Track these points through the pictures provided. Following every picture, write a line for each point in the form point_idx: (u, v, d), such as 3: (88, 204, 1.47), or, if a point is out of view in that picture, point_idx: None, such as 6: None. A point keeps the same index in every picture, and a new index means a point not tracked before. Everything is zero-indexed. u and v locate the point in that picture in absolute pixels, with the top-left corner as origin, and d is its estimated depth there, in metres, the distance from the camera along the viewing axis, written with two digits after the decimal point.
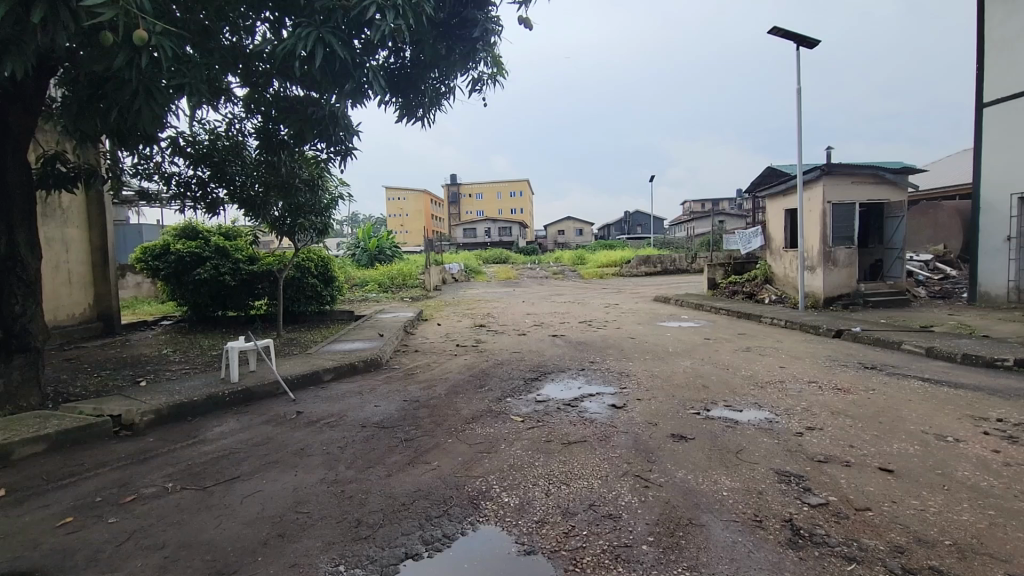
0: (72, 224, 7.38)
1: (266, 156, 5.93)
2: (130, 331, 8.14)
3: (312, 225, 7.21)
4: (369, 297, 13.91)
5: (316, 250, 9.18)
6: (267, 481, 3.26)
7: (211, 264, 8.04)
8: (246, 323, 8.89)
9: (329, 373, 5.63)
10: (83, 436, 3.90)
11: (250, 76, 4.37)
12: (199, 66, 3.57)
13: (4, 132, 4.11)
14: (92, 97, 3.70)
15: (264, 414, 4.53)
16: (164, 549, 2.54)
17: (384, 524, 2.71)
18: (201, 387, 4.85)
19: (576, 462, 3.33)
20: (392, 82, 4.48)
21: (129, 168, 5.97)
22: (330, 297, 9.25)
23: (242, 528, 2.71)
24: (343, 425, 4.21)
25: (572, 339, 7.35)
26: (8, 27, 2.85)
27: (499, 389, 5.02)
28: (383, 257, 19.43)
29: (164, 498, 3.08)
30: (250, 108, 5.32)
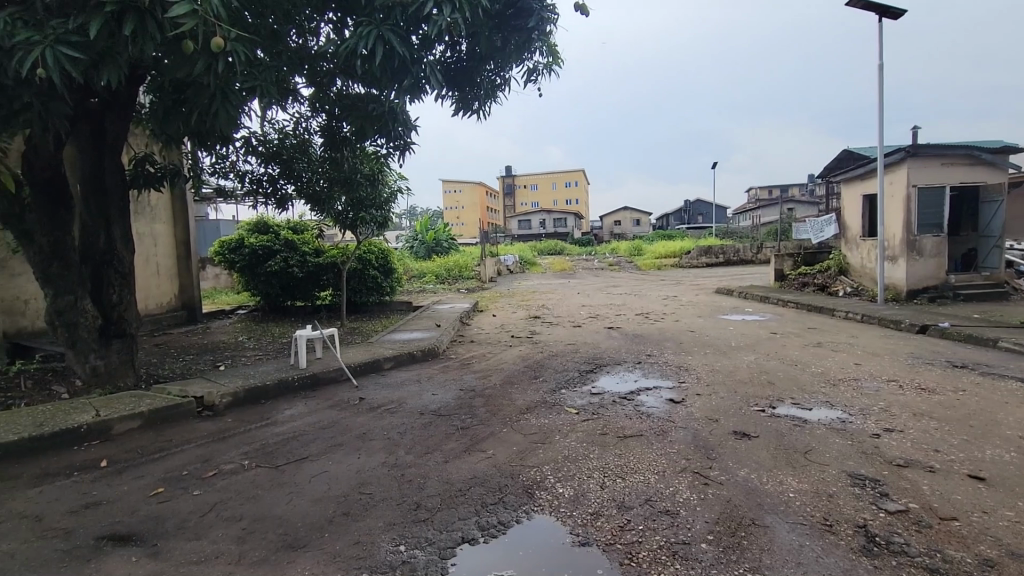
0: (160, 220, 8.03)
1: (330, 153, 6.19)
2: (211, 319, 8.78)
3: (374, 220, 7.42)
4: (426, 288, 14.26)
5: (376, 243, 9.48)
6: (333, 463, 3.44)
7: (281, 257, 8.55)
8: (313, 313, 9.35)
9: (389, 362, 5.84)
10: (171, 414, 4.26)
11: (315, 76, 4.55)
12: (268, 68, 3.75)
13: (100, 137, 4.49)
14: (175, 102, 3.99)
15: (329, 399, 4.77)
16: (241, 522, 2.74)
17: (442, 508, 2.79)
18: (273, 372, 5.17)
19: (633, 456, 3.28)
20: (449, 76, 4.55)
21: (208, 167, 6.43)
22: (389, 288, 9.56)
23: (311, 505, 2.89)
24: (402, 411, 4.37)
25: (629, 331, 7.24)
26: (105, 39, 3.11)
27: (554, 380, 5.03)
28: (440, 249, 19.81)
29: (241, 474, 3.32)
30: (315, 107, 5.58)
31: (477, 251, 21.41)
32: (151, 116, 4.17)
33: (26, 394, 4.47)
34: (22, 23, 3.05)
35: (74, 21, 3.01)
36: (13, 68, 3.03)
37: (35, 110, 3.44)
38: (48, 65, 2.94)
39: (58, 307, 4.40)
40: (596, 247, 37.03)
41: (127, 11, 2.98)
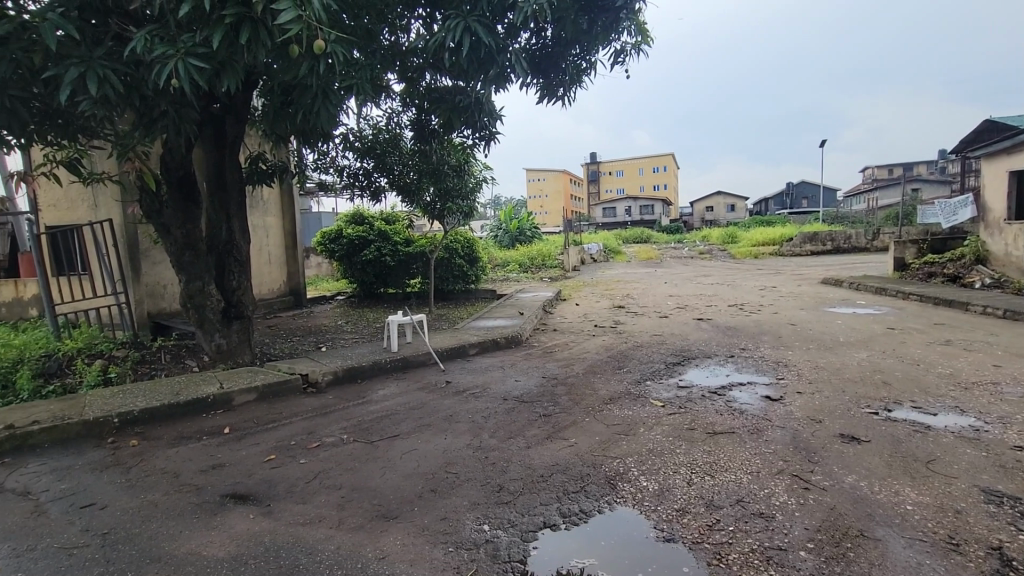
0: (271, 214, 8.80)
1: (419, 146, 6.48)
2: (314, 304, 9.54)
3: (460, 210, 7.61)
4: (510, 277, 14.45)
5: (462, 232, 9.75)
6: (422, 442, 3.62)
7: (375, 246, 9.09)
8: (403, 300, 9.84)
9: (474, 348, 6.01)
10: (280, 389, 4.69)
11: (406, 72, 4.74)
12: (364, 67, 3.96)
13: (222, 139, 5.00)
14: (283, 104, 4.33)
15: (418, 382, 5.01)
16: (341, 490, 2.97)
17: (524, 492, 2.85)
18: (368, 354, 5.53)
19: (723, 454, 3.14)
20: (534, 64, 4.54)
21: (311, 163, 6.95)
22: (475, 276, 9.82)
23: (402, 480, 3.07)
24: (486, 396, 4.49)
25: (721, 323, 6.88)
26: (225, 50, 3.43)
27: (639, 371, 4.92)
28: (523, 238, 19.96)
29: (340, 447, 3.59)
30: (407, 103, 5.81)
31: (559, 240, 21.31)
32: (262, 118, 4.55)
33: (165, 366, 5.14)
34: (158, 39, 3.45)
35: (200, 35, 3.35)
36: (153, 81, 3.44)
37: (170, 118, 3.90)
38: (180, 76, 3.32)
39: (189, 292, 4.99)
40: (685, 235, 35.35)
41: (242, 21, 3.26)
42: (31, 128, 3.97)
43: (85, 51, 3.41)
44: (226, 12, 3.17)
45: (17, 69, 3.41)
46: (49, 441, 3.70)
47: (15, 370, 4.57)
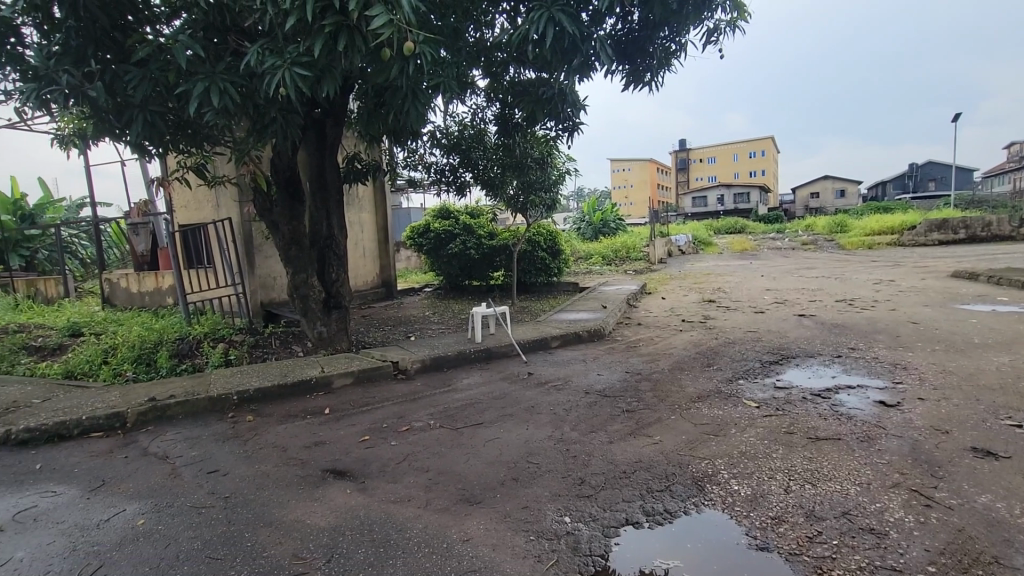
0: (365, 210, 9.33)
1: (503, 140, 6.67)
2: (404, 296, 10.03)
3: (543, 202, 7.64)
4: (593, 270, 14.26)
5: (545, 225, 9.77)
6: (504, 431, 3.69)
7: (460, 240, 9.36)
8: (486, 292, 10.05)
9: (556, 341, 6.02)
10: (374, 375, 5.00)
11: (491, 67, 4.81)
12: (450, 64, 4.07)
13: (322, 141, 5.38)
14: (376, 105, 4.55)
15: (501, 372, 5.12)
16: (428, 473, 3.11)
17: (606, 488, 2.81)
18: (453, 344, 5.73)
19: (827, 462, 2.90)
20: (620, 50, 4.42)
21: (402, 161, 7.27)
22: (557, 269, 9.82)
23: (486, 467, 3.15)
24: (568, 389, 4.48)
25: (826, 320, 6.33)
26: (325, 57, 3.66)
27: (731, 369, 4.66)
28: (607, 230, 19.57)
29: (428, 432, 3.76)
30: (491, 97, 5.98)
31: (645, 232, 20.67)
32: (357, 119, 4.83)
33: (275, 350, 5.67)
34: (268, 52, 3.77)
35: (303, 45, 3.61)
36: (264, 90, 3.77)
37: (277, 124, 4.25)
38: (287, 84, 3.61)
39: (295, 283, 5.45)
40: (784, 224, 32.76)
41: (340, 29, 3.47)
42: (167, 138, 4.52)
43: (208, 66, 3.81)
44: (326, 21, 3.39)
45: (156, 86, 3.89)
46: (182, 413, 4.23)
47: (156, 350, 5.27)
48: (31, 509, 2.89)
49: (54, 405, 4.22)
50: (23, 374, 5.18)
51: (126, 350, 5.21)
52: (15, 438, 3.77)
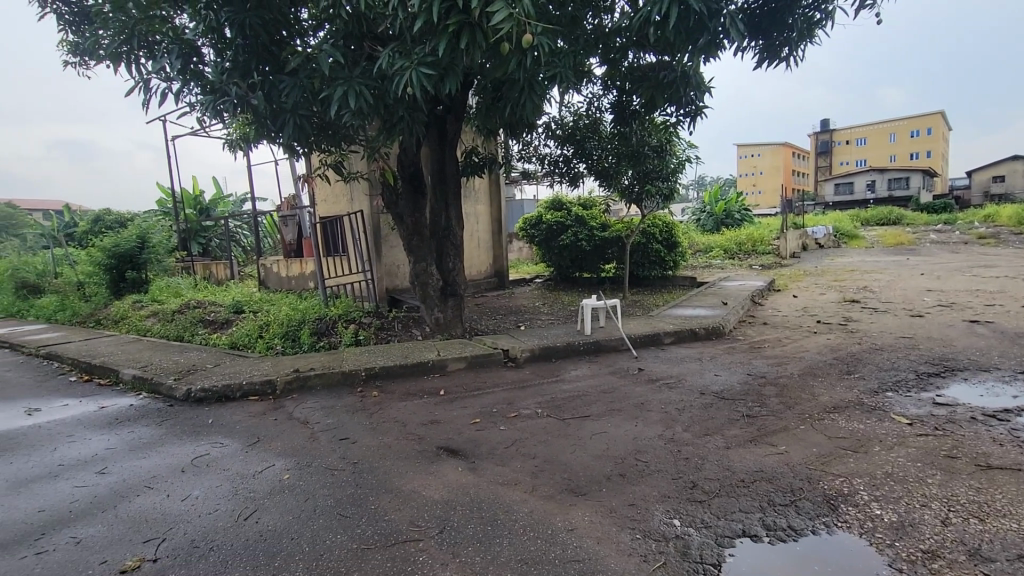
0: (480, 202, 9.65)
1: (619, 128, 6.50)
2: (515, 286, 10.27)
3: (660, 191, 7.32)
4: (713, 264, 13.41)
5: (661, 216, 9.36)
6: (612, 426, 3.64)
7: (572, 231, 9.32)
8: (597, 285, 9.93)
9: (669, 337, 5.78)
10: (485, 361, 5.19)
11: (609, 53, 4.68)
12: (567, 54, 4.04)
13: (443, 137, 5.63)
14: (494, 99, 4.66)
15: (610, 366, 5.04)
16: (534, 460, 3.18)
17: (722, 495, 2.65)
18: (562, 336, 5.74)
19: (1002, 495, 2.45)
20: (752, 24, 4.07)
21: (516, 153, 7.41)
22: (673, 262, 9.39)
23: (592, 459, 3.13)
24: (681, 388, 4.29)
25: (1007, 328, 5.32)
26: (448, 56, 3.82)
27: (876, 379, 4.13)
28: (730, 221, 18.21)
29: (536, 419, 3.83)
30: (608, 85, 5.88)
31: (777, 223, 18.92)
32: (476, 114, 5.00)
33: (396, 333, 6.13)
34: (398, 54, 4.02)
35: (429, 46, 3.80)
36: (393, 91, 4.04)
37: (404, 121, 4.54)
38: (413, 84, 3.83)
39: (416, 271, 5.85)
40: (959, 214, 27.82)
41: (462, 27, 3.57)
42: (312, 139, 5.04)
43: (346, 72, 4.18)
44: (450, 21, 3.52)
45: (303, 92, 4.35)
46: (320, 385, 4.75)
47: (300, 328, 5.96)
48: (205, 455, 3.44)
49: (222, 370, 4.99)
50: (201, 343, 6.18)
51: (276, 327, 5.97)
52: (194, 395, 4.52)
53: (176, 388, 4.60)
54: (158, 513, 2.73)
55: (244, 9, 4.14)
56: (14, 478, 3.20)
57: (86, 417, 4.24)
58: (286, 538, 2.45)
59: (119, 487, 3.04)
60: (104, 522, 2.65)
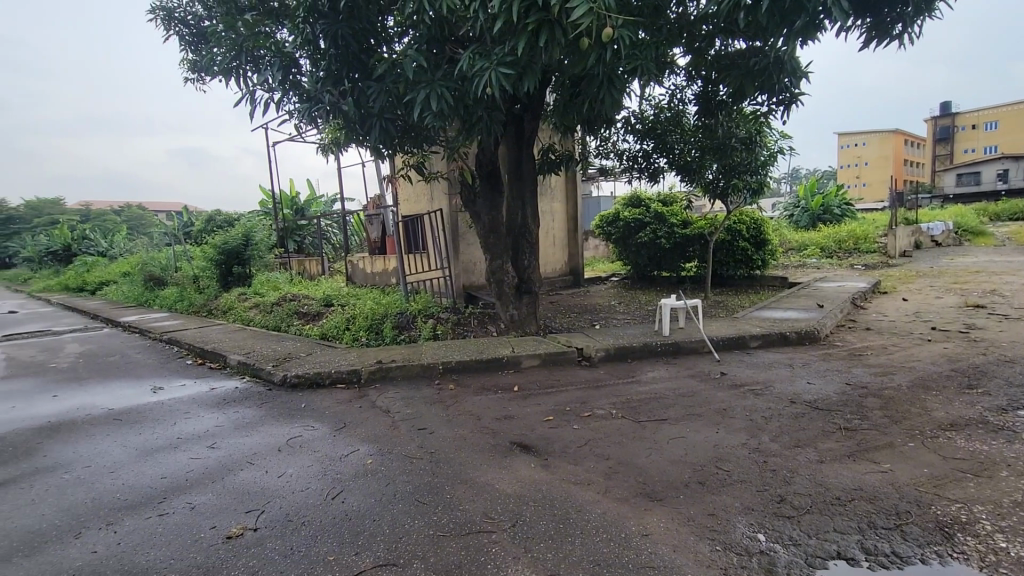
0: (556, 200, 9.62)
1: (703, 120, 6.22)
2: (590, 285, 10.15)
3: (748, 185, 6.92)
4: (808, 263, 12.45)
5: (749, 212, 8.83)
6: (691, 431, 3.49)
7: (650, 228, 9.05)
8: (677, 284, 9.57)
9: (756, 340, 5.44)
10: (559, 359, 5.19)
11: (694, 42, 4.49)
12: (649, 46, 3.90)
13: (521, 135, 5.67)
14: (573, 95, 4.62)
15: (689, 369, 4.84)
16: (608, 461, 3.12)
17: (813, 512, 2.46)
18: (639, 336, 5.60)
19: None
20: (860, 1, 3.69)
21: (594, 149, 7.30)
22: (761, 261, 8.84)
23: (669, 465, 3.03)
24: (769, 395, 4.03)
25: None
26: (527, 54, 3.84)
27: (1005, 395, 3.64)
28: (828, 217, 16.80)
29: (610, 420, 3.76)
30: (692, 76, 5.69)
31: (885, 219, 17.17)
32: (554, 111, 4.99)
33: (473, 329, 6.28)
34: (478, 55, 4.09)
35: (508, 46, 3.84)
36: (473, 92, 4.14)
37: (483, 121, 4.63)
38: (493, 84, 3.90)
39: (492, 268, 5.96)
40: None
41: (542, 25, 3.57)
42: (396, 141, 5.28)
43: (429, 75, 4.33)
44: (530, 19, 3.52)
45: (389, 96, 4.56)
46: (400, 376, 4.97)
47: (383, 321, 6.28)
48: (298, 437, 3.73)
49: (314, 359, 5.37)
50: (296, 333, 6.69)
51: (361, 320, 6.33)
52: (290, 380, 4.90)
53: (275, 373, 5.02)
54: (259, 487, 2.99)
55: (336, 21, 4.42)
56: (142, 447, 3.65)
57: (200, 397, 4.74)
58: (369, 519, 2.59)
59: (227, 461, 3.37)
60: (213, 491, 2.94)
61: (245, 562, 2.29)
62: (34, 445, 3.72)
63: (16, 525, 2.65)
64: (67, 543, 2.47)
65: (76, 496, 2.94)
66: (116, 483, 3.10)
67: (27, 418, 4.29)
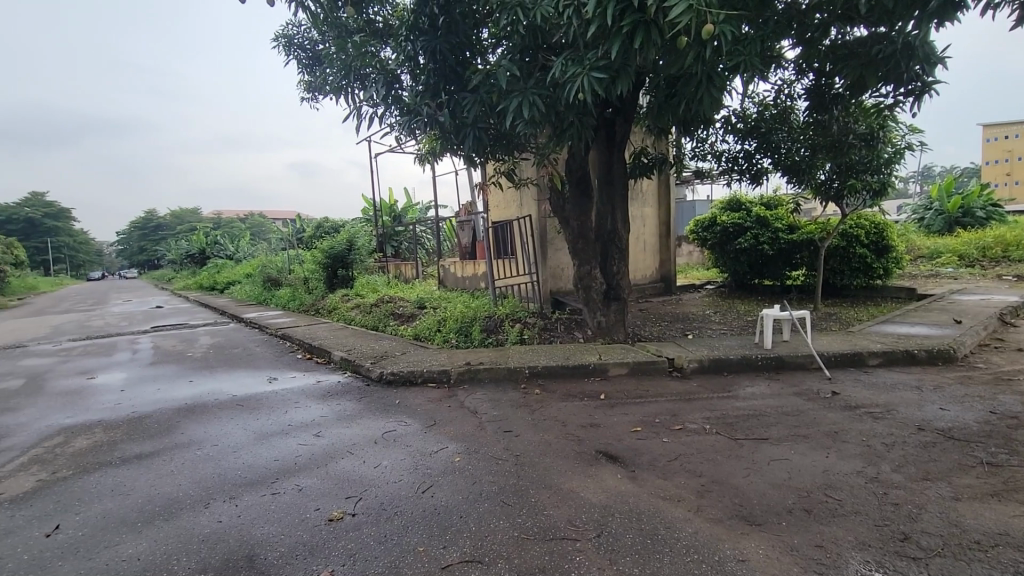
0: (648, 204, 9.33)
1: (814, 116, 5.76)
2: (683, 293, 9.73)
3: (868, 186, 6.30)
4: (942, 273, 11.00)
5: (868, 215, 7.98)
6: (795, 453, 3.21)
7: (751, 234, 8.49)
8: (781, 294, 8.88)
9: (875, 358, 4.90)
10: (648, 369, 5.02)
11: (805, 33, 4.16)
12: (754, 40, 3.66)
13: (613, 138, 5.59)
14: (668, 96, 4.48)
15: (795, 386, 4.46)
16: (700, 478, 2.96)
17: (945, 555, 2.16)
18: (738, 347, 5.27)
19: None
20: None
21: (690, 152, 7.01)
22: (883, 270, 7.93)
23: (770, 488, 2.80)
24: (892, 420, 3.60)
25: None
26: (621, 57, 3.79)
27: None
28: (969, 220, 14.73)
29: (703, 436, 3.57)
30: (803, 69, 5.26)
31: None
32: (647, 113, 4.86)
33: (559, 334, 6.27)
34: (571, 62, 4.10)
35: (602, 50, 3.81)
36: (565, 97, 4.16)
37: (574, 126, 4.63)
38: (585, 90, 3.89)
39: (580, 274, 5.92)
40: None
41: (637, 27, 3.48)
42: (488, 150, 5.43)
43: (521, 84, 4.41)
44: (624, 22, 3.45)
45: (482, 106, 4.71)
46: (488, 378, 5.09)
47: (472, 324, 6.46)
48: (393, 431, 3.94)
49: (407, 358, 5.65)
50: (393, 333, 7.09)
51: (452, 322, 6.56)
52: (386, 377, 5.20)
53: (373, 370, 5.36)
54: (358, 475, 3.20)
55: (435, 37, 4.65)
56: (260, 431, 4.05)
57: (308, 389, 5.17)
58: (456, 515, 2.67)
59: (330, 449, 3.64)
60: (318, 476, 3.19)
61: (344, 544, 2.46)
62: (175, 423, 4.28)
63: (159, 492, 3.05)
64: (199, 511, 2.81)
65: (206, 471, 3.33)
66: (238, 461, 3.47)
67: (169, 399, 4.94)
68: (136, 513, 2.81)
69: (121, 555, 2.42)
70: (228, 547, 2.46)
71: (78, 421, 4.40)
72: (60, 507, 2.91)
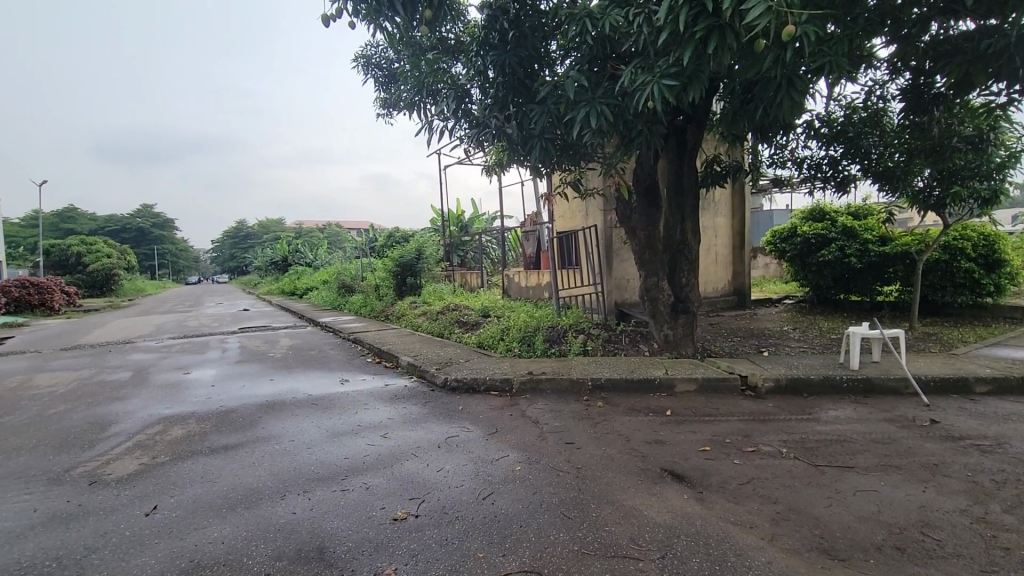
0: (721, 214, 8.97)
1: (911, 119, 5.30)
2: (758, 308, 9.21)
3: (976, 194, 5.75)
4: None
5: (975, 226, 7.22)
6: (886, 485, 2.93)
7: (836, 245, 7.94)
8: (870, 310, 8.20)
9: (984, 385, 4.40)
10: (718, 386, 4.79)
11: (900, 30, 3.86)
12: (841, 39, 3.44)
13: (684, 146, 5.43)
14: (744, 102, 4.30)
15: (886, 411, 4.08)
16: (775, 505, 2.77)
17: None
18: (819, 367, 4.91)
19: None
20: None
21: (768, 159, 6.67)
22: (995, 287, 7.12)
23: (855, 521, 2.57)
24: (1004, 455, 3.20)
25: None
26: (693, 63, 3.69)
27: None
28: None
29: (780, 460, 3.34)
30: (897, 68, 4.88)
31: None
32: (721, 120, 4.69)
33: (624, 347, 6.13)
34: (640, 70, 4.05)
35: (673, 56, 3.73)
36: (634, 106, 4.10)
37: (643, 135, 4.56)
38: (655, 98, 3.83)
39: (646, 286, 5.78)
40: None
41: (711, 32, 3.38)
42: (555, 160, 5.45)
43: (589, 94, 4.40)
44: (698, 27, 3.37)
45: (549, 117, 4.75)
46: (550, 388, 5.06)
47: (535, 334, 6.48)
48: (455, 436, 4.01)
49: (471, 365, 5.75)
50: (457, 340, 7.25)
51: (515, 331, 6.61)
52: (450, 383, 5.32)
53: (437, 376, 5.50)
54: (421, 478, 3.28)
55: (504, 52, 4.77)
56: (331, 429, 4.27)
57: (376, 391, 5.38)
58: (515, 523, 2.67)
59: (395, 450, 3.77)
60: (384, 476, 3.31)
61: (406, 544, 2.52)
62: (257, 418, 4.60)
63: (242, 481, 3.28)
64: (276, 502, 2.99)
65: (283, 464, 3.55)
66: (311, 457, 3.67)
67: (252, 395, 5.33)
68: (221, 500, 3.04)
69: (208, 537, 2.62)
70: (301, 538, 2.59)
71: (176, 411, 4.84)
72: (158, 489, 3.20)
